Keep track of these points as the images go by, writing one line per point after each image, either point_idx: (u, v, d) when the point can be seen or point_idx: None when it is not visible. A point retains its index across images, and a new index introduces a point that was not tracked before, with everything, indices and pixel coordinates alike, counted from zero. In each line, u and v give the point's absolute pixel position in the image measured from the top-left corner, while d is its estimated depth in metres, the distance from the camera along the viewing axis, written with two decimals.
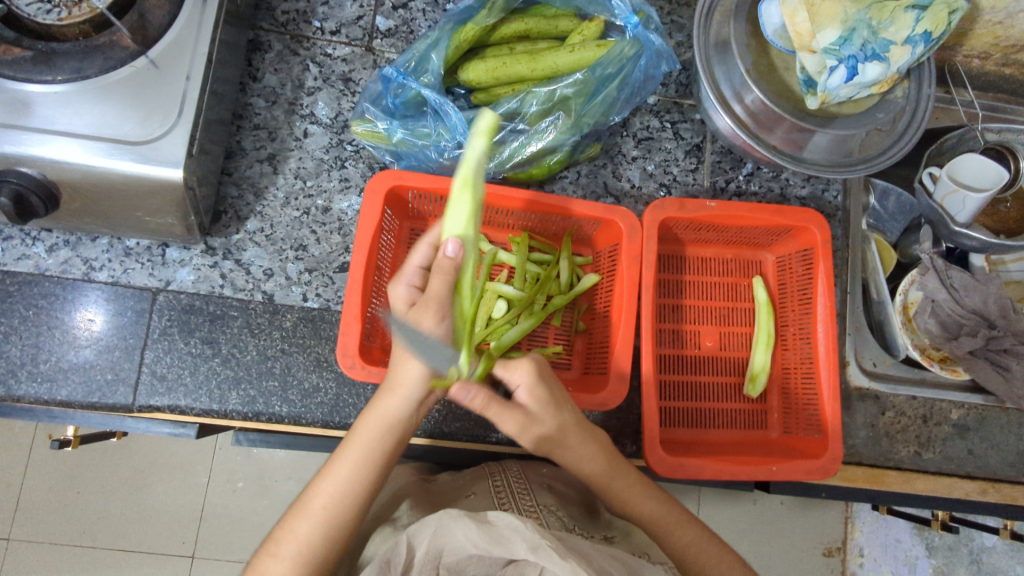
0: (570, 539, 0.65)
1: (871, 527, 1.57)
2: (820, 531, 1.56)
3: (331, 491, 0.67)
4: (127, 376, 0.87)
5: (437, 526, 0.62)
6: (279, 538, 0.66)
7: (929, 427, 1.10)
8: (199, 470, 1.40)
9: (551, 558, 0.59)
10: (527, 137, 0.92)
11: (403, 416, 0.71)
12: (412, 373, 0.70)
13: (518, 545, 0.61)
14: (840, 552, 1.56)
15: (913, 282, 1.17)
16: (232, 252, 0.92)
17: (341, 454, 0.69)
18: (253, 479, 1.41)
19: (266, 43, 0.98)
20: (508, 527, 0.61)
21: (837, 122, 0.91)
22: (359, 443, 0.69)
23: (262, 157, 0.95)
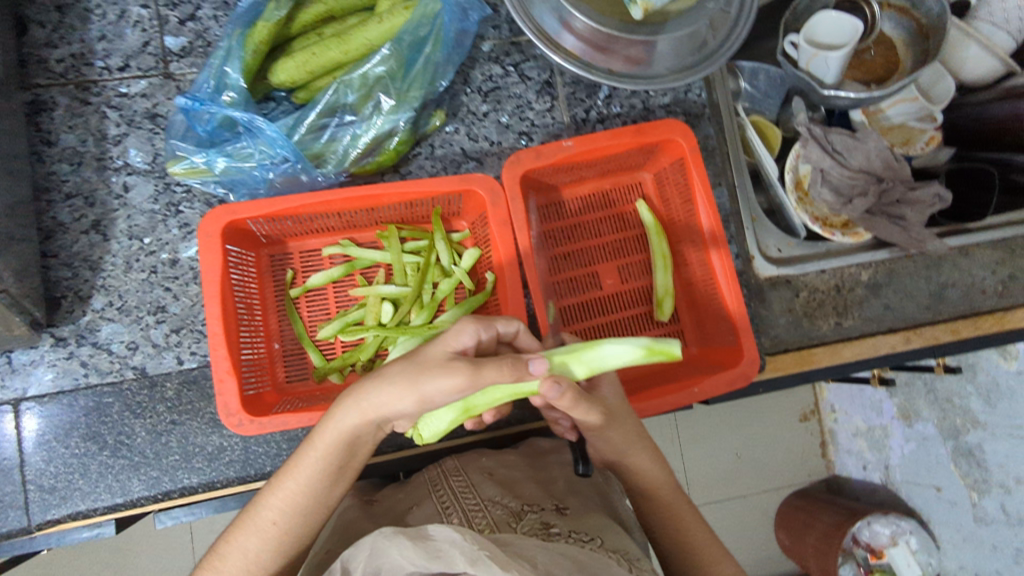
0: (514, 544, 0.60)
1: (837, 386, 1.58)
2: (794, 402, 1.62)
3: (262, 526, 0.64)
4: (14, 499, 0.81)
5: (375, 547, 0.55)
6: (223, 554, 0.64)
7: (843, 295, 1.10)
8: (176, 531, 1.28)
9: (491, 573, 0.51)
10: (358, 128, 0.86)
11: (358, 432, 0.64)
12: (349, 423, 0.63)
13: (456, 559, 0.52)
14: (815, 413, 1.64)
15: (799, 156, 1.15)
16: (86, 336, 0.85)
17: (282, 480, 0.65)
18: (234, 523, 1.30)
19: (50, 101, 0.88)
20: (448, 541, 0.54)
21: (670, 26, 0.86)
22: (294, 479, 0.65)
23: (86, 227, 0.87)
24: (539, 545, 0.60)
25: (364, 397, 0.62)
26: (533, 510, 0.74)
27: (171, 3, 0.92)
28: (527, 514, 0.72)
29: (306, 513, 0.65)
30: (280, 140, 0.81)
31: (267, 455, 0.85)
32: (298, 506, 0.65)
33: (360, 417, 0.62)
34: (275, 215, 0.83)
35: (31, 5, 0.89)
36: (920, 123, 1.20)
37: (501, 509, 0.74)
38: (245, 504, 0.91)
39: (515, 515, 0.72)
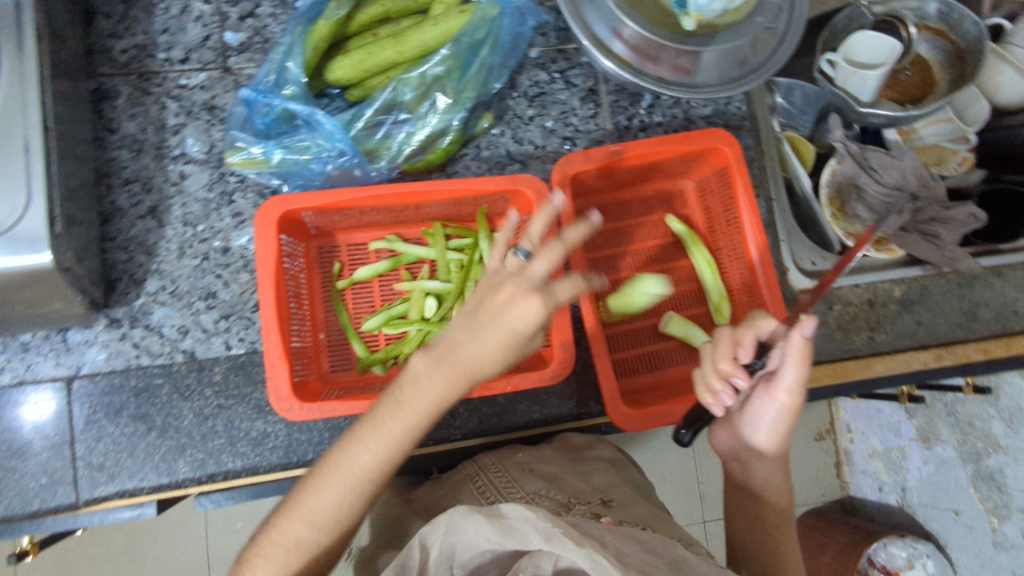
0: (580, 525, 0.61)
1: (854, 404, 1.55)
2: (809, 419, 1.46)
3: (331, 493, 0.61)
4: (63, 474, 0.82)
5: (445, 529, 0.56)
6: (304, 503, 0.61)
7: (876, 310, 1.12)
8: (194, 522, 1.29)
9: (565, 548, 0.52)
10: (412, 126, 0.89)
11: (426, 420, 0.62)
12: (423, 395, 0.61)
13: (532, 535, 0.54)
14: (830, 433, 1.46)
15: (834, 172, 1.16)
16: (139, 318, 0.87)
17: (344, 453, 0.62)
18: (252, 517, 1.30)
19: (113, 90, 0.91)
20: (521, 518, 0.54)
21: (720, 36, 0.88)
22: (351, 462, 0.61)
23: (142, 212, 0.89)
24: (604, 528, 0.61)
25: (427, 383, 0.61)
26: (580, 502, 0.74)
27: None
28: (574, 505, 0.73)
29: (372, 482, 0.62)
30: (338, 133, 0.83)
31: (309, 442, 0.86)
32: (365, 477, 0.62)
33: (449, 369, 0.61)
34: (333, 207, 0.85)
35: None
36: (953, 144, 1.21)
37: (548, 501, 0.73)
38: None
39: (563, 505, 0.72)
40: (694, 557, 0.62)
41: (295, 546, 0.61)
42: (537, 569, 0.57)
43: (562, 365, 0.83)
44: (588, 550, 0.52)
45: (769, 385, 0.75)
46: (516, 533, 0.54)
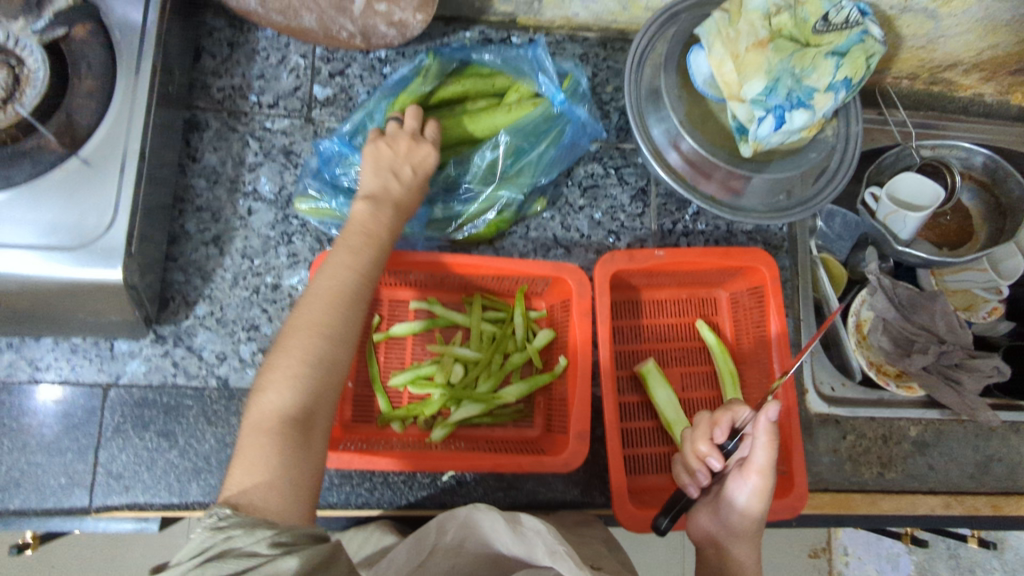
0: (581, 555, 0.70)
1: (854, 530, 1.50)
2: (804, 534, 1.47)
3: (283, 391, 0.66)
4: (82, 478, 0.85)
5: (465, 518, 0.71)
6: (262, 388, 0.67)
7: (889, 447, 1.12)
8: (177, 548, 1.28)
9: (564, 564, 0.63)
10: (467, 201, 0.94)
11: (355, 283, 0.73)
12: (333, 280, 0.72)
13: (539, 549, 0.66)
14: (825, 552, 1.47)
15: (863, 302, 1.19)
16: (183, 338, 0.91)
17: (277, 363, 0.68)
18: None
19: (203, 122, 0.98)
20: (533, 529, 0.68)
21: (772, 166, 0.92)
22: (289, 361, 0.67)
23: (207, 239, 0.94)
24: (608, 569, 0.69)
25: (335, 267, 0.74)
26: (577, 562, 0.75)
27: (327, 58, 1.03)
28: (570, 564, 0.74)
29: (315, 378, 0.68)
30: None
31: (318, 485, 0.89)
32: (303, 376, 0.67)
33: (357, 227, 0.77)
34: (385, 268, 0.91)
35: (209, 38, 1.00)
36: (986, 292, 1.22)
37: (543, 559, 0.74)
38: None
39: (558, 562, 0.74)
40: None
41: (259, 459, 0.63)
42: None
43: (577, 453, 0.84)
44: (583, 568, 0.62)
45: (745, 466, 0.80)
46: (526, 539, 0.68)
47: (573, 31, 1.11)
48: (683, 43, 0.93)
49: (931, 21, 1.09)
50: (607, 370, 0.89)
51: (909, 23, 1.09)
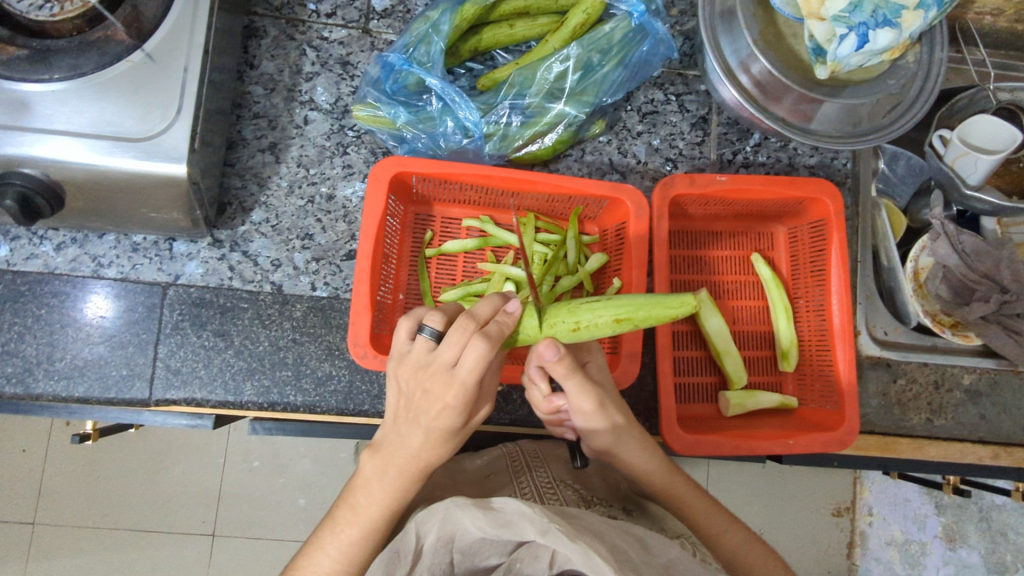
0: (581, 518, 0.59)
1: (880, 486, 1.59)
2: (829, 492, 1.59)
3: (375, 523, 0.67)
4: (142, 371, 0.88)
5: (444, 514, 0.57)
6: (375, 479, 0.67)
7: (941, 394, 1.08)
8: (213, 452, 1.49)
9: (560, 544, 0.52)
10: (525, 117, 0.91)
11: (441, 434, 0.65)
12: (441, 449, 0.67)
13: (527, 529, 0.54)
14: (849, 511, 1.59)
15: (924, 248, 1.14)
16: (239, 244, 0.92)
17: (367, 491, 0.67)
18: (268, 458, 1.50)
19: (262, 29, 0.97)
20: (516, 512, 0.54)
21: (848, 91, 0.89)
22: (385, 500, 0.67)
23: (264, 146, 0.95)
24: (603, 522, 0.60)
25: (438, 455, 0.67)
26: (601, 502, 0.75)
27: None
28: (595, 503, 0.74)
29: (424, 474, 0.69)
30: (472, 118, 0.88)
31: (368, 393, 0.90)
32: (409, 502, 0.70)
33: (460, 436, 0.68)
34: (396, 179, 0.88)
35: None
36: None
37: (572, 493, 0.75)
38: (332, 434, 0.96)
39: (584, 500, 0.74)
40: (687, 560, 0.58)
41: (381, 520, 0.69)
42: (536, 559, 0.55)
43: (626, 376, 0.84)
44: (583, 545, 0.51)
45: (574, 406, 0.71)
46: (509, 526, 0.55)
47: None
48: None
49: None
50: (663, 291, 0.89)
51: None
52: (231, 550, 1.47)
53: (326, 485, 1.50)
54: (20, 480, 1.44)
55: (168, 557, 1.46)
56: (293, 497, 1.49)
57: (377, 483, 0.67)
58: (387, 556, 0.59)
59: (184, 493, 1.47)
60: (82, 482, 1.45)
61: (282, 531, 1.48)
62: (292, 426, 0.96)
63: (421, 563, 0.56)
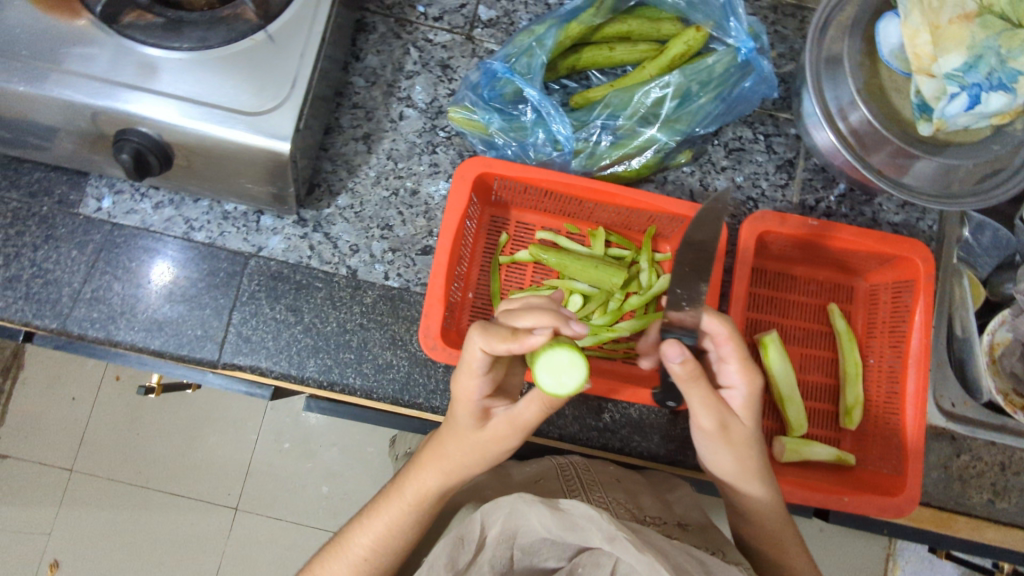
0: (643, 532, 0.60)
1: (914, 567, 1.53)
2: (860, 565, 1.52)
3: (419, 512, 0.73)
4: (215, 333, 0.91)
5: (509, 509, 0.58)
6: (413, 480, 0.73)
7: (1007, 476, 1.04)
8: (249, 428, 1.52)
9: (627, 552, 0.53)
10: (615, 137, 0.92)
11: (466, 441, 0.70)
12: (482, 461, 0.70)
13: (594, 535, 0.55)
14: None
15: (1003, 322, 1.08)
16: (322, 225, 0.95)
17: (414, 482, 0.73)
18: (298, 442, 1.52)
19: (371, 25, 1.01)
20: (584, 517, 0.55)
21: (949, 150, 0.89)
22: (427, 495, 0.73)
23: (358, 135, 0.98)
24: (665, 540, 0.61)
25: (476, 463, 0.71)
26: (656, 522, 0.75)
27: None
28: (649, 522, 0.74)
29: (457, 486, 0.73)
30: (564, 132, 0.90)
31: (425, 387, 0.92)
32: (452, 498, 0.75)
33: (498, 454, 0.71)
34: (485, 179, 0.90)
35: None
36: None
37: (625, 510, 0.74)
38: (382, 423, 0.97)
39: (637, 518, 0.74)
40: None
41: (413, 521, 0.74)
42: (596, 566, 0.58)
43: None
44: (652, 560, 0.52)
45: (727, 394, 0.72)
46: (576, 528, 0.56)
47: None
48: (874, 9, 0.89)
49: None
50: (734, 323, 0.89)
51: None
52: (252, 526, 1.50)
53: (352, 476, 1.52)
54: (70, 424, 1.50)
55: (193, 522, 1.49)
56: (318, 483, 1.51)
57: (426, 481, 0.72)
58: (447, 543, 0.57)
59: (219, 461, 1.51)
60: (127, 435, 1.51)
61: (304, 515, 1.50)
62: (344, 410, 0.98)
63: (482, 553, 0.58)
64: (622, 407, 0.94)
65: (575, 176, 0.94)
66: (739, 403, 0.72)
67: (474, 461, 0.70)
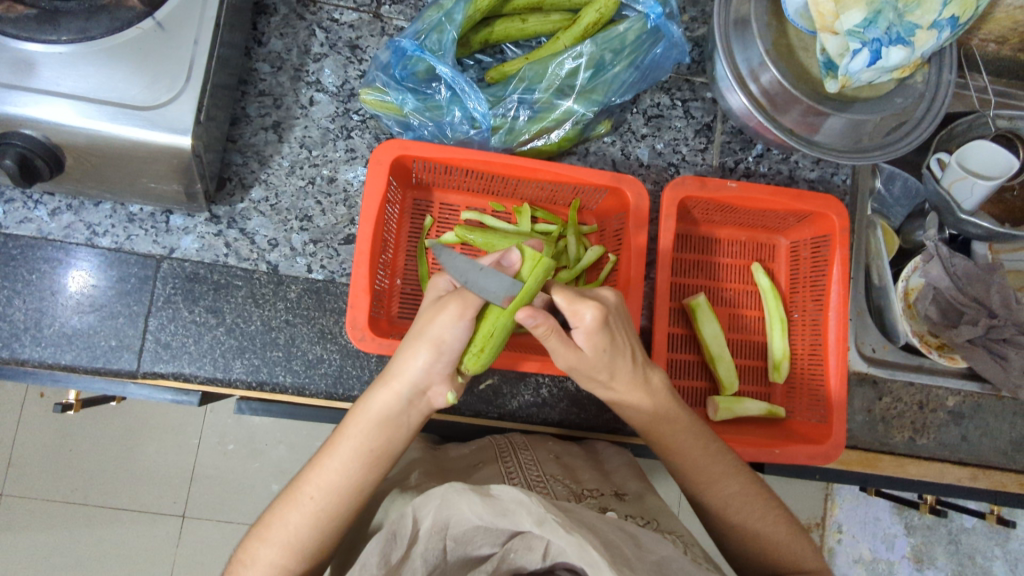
0: (574, 510, 0.61)
1: (851, 504, 1.62)
2: (802, 508, 1.60)
3: (366, 432, 0.69)
4: (132, 343, 0.87)
5: (440, 499, 0.57)
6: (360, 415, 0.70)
7: (924, 413, 1.10)
8: (190, 433, 1.47)
9: (555, 534, 0.55)
10: (533, 111, 0.91)
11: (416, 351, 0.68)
12: (413, 361, 0.68)
13: (523, 518, 0.56)
14: (818, 527, 1.60)
15: (916, 268, 1.13)
16: (237, 221, 0.92)
17: (347, 425, 0.70)
18: (243, 442, 1.48)
19: (272, 7, 0.96)
20: (514, 501, 0.56)
21: (855, 107, 0.90)
22: (371, 412, 0.69)
23: (267, 124, 0.94)
24: (597, 516, 0.62)
25: (408, 364, 0.68)
26: (593, 494, 0.75)
27: None
28: (585, 497, 0.74)
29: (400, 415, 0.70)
30: (479, 109, 0.87)
31: (358, 379, 0.90)
32: (404, 424, 0.71)
33: (429, 353, 0.68)
34: (402, 161, 0.88)
35: None
36: None
37: (562, 486, 0.75)
38: (319, 418, 0.95)
39: (574, 494, 0.74)
40: (681, 558, 0.60)
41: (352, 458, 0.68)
42: (529, 549, 0.59)
43: None
44: (578, 537, 0.54)
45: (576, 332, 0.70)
46: (507, 513, 0.57)
47: None
48: None
49: None
50: (661, 289, 0.90)
51: None
52: (202, 533, 1.45)
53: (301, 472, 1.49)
54: None
55: (138, 536, 1.44)
56: (267, 482, 1.48)
57: (370, 398, 0.70)
58: (380, 538, 0.57)
59: (158, 471, 1.46)
60: (55, 454, 1.43)
61: (254, 516, 1.47)
62: (278, 409, 0.95)
63: (416, 548, 0.58)
64: (560, 382, 0.95)
65: (498, 151, 0.93)
66: (583, 340, 0.69)
67: (407, 361, 0.68)
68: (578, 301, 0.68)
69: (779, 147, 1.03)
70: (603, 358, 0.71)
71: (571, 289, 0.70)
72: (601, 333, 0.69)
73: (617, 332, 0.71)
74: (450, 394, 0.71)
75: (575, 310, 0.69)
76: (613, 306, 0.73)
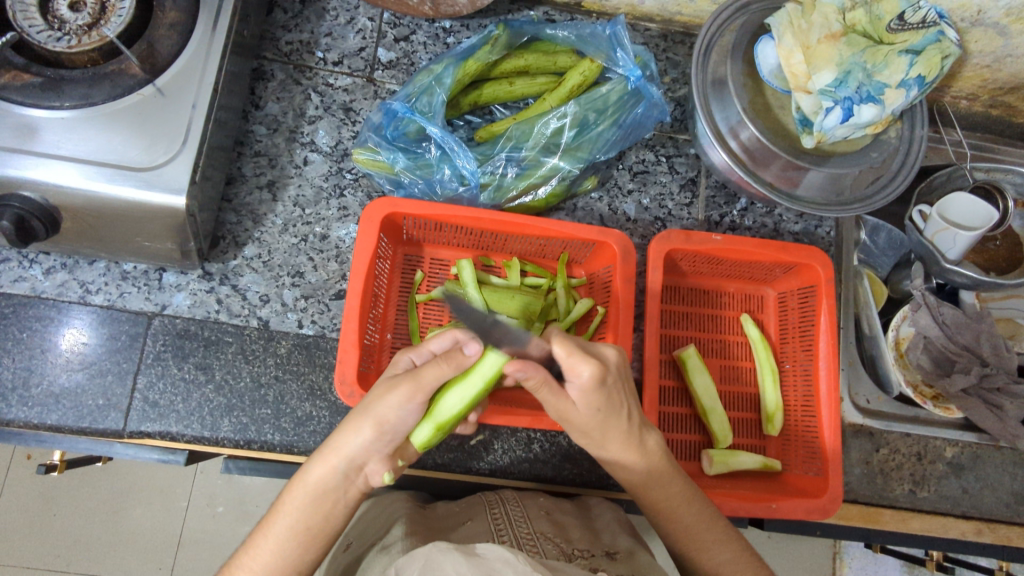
0: (563, 570, 0.60)
1: (860, 563, 1.57)
2: (809, 567, 1.55)
3: (301, 509, 0.67)
4: (119, 401, 0.86)
5: (425, 559, 0.56)
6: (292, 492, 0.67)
7: (924, 465, 1.08)
8: (178, 494, 1.43)
9: None
10: (520, 168, 0.93)
11: (358, 431, 0.65)
12: (352, 438, 0.66)
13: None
14: None
15: (905, 317, 1.14)
16: (229, 278, 0.93)
17: (286, 498, 0.68)
18: (233, 504, 1.45)
19: (269, 73, 1.00)
20: (500, 560, 0.54)
21: (832, 161, 0.93)
22: (306, 484, 0.67)
23: (262, 183, 0.96)
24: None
25: (349, 440, 0.66)
26: (584, 554, 0.73)
27: (393, 23, 1.05)
28: (576, 557, 0.72)
29: (333, 494, 0.67)
30: (468, 168, 0.90)
31: None
32: (342, 500, 0.68)
33: (371, 433, 0.65)
34: (390, 218, 0.90)
35: None
36: None
37: (552, 545, 0.73)
38: None
39: (564, 553, 0.72)
40: None
41: (281, 541, 0.66)
42: None
43: None
44: None
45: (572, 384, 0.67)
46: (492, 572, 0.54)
47: (636, 19, 1.11)
48: (751, 33, 0.95)
49: (1001, 37, 1.04)
50: (651, 341, 0.90)
51: (978, 37, 1.05)
52: None
53: None
54: None
55: None
56: None
57: (307, 470, 0.68)
58: None
59: (143, 536, 1.42)
60: (39, 518, 1.40)
61: None
62: (267, 468, 0.94)
63: None
64: (551, 436, 0.94)
65: (487, 208, 0.95)
66: (576, 395, 0.68)
67: (347, 435, 0.66)
68: (575, 357, 0.65)
69: (762, 201, 1.05)
70: (596, 416, 0.69)
71: (572, 340, 0.67)
72: (595, 392, 0.67)
73: (616, 390, 0.69)
74: (387, 473, 0.68)
75: (575, 365, 0.66)
76: (613, 364, 0.71)
